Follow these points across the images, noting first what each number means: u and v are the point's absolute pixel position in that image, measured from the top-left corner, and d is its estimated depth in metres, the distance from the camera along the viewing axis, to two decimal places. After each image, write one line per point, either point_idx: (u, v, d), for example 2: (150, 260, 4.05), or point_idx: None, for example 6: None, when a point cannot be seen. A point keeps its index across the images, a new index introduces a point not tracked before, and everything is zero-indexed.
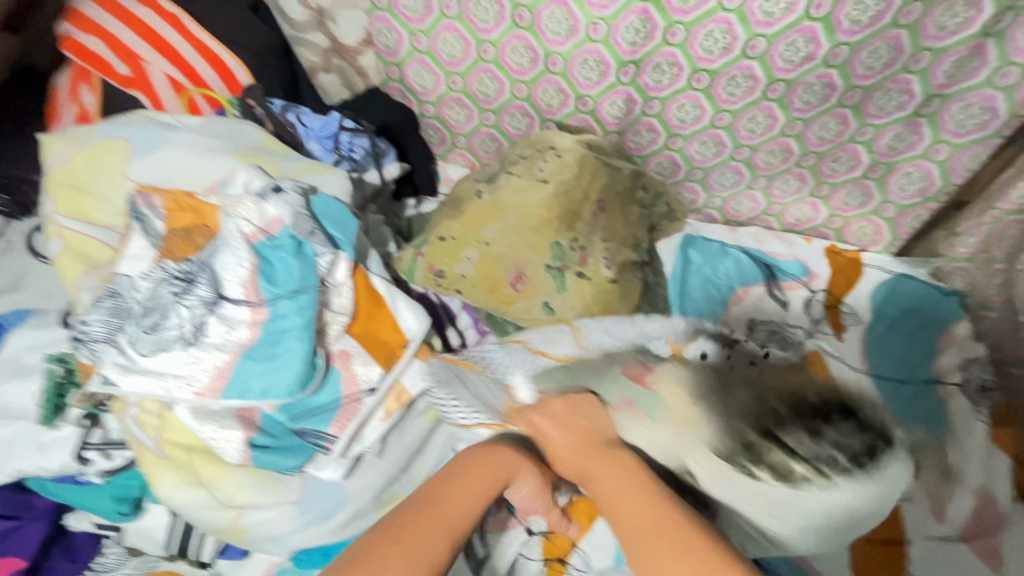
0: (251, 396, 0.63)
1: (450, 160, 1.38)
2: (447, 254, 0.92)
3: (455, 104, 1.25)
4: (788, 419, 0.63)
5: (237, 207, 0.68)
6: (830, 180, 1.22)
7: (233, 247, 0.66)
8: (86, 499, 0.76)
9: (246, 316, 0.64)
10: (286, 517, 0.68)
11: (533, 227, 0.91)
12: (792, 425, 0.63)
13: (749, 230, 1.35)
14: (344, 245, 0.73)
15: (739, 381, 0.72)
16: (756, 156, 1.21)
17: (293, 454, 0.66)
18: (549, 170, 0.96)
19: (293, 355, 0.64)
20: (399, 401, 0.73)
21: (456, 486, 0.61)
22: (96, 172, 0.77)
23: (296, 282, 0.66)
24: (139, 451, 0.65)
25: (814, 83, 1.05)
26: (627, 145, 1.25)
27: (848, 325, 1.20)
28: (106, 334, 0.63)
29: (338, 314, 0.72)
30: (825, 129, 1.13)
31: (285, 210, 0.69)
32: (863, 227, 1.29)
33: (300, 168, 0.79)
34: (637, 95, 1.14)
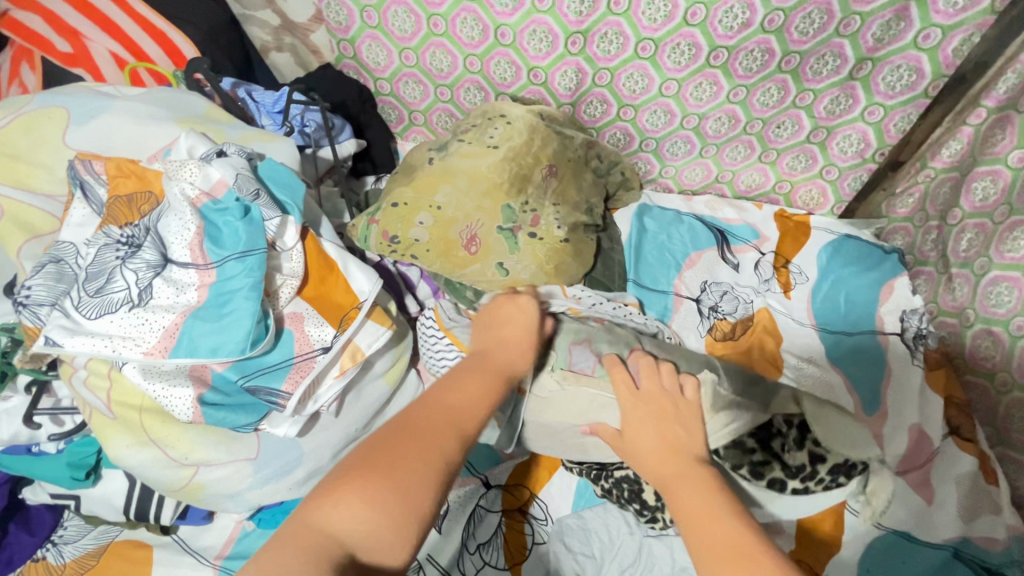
0: (201, 354, 0.63)
1: (409, 138, 1.39)
2: (400, 219, 0.93)
3: (410, 80, 1.26)
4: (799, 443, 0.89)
5: (181, 171, 0.69)
6: (775, 146, 1.27)
7: (176, 210, 0.66)
8: (41, 466, 0.75)
9: (193, 279, 0.66)
10: (242, 474, 0.69)
11: (484, 189, 0.94)
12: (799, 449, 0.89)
13: (703, 198, 1.40)
14: (291, 209, 0.74)
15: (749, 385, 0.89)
16: (704, 124, 1.25)
17: (246, 412, 0.67)
18: (499, 136, 0.99)
19: (241, 314, 0.65)
20: (354, 360, 0.75)
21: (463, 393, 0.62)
22: (34, 141, 0.76)
23: (243, 242, 0.67)
24: (89, 413, 0.66)
25: (754, 49, 1.09)
26: (581, 117, 1.28)
27: (795, 284, 1.25)
28: (51, 298, 0.63)
29: (289, 277, 0.74)
30: (768, 95, 1.17)
31: (228, 172, 0.70)
32: (809, 191, 1.35)
33: (245, 136, 0.79)
34: (586, 65, 1.16)
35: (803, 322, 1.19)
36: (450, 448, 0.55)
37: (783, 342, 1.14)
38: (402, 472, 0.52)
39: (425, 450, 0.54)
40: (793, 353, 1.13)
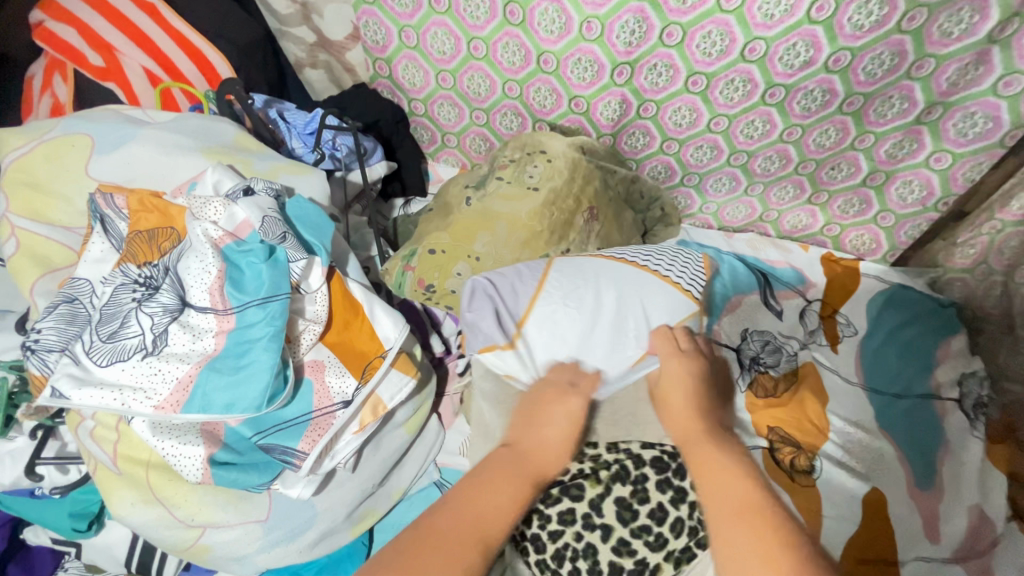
0: (214, 411, 0.59)
1: (440, 159, 1.35)
2: (438, 268, 0.88)
3: (445, 102, 1.22)
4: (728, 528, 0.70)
5: (205, 209, 0.65)
6: (827, 188, 1.20)
7: (198, 251, 0.62)
8: (46, 512, 0.72)
9: (212, 325, 0.62)
10: (251, 538, 0.64)
11: (524, 240, 0.89)
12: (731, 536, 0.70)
13: (745, 236, 1.34)
14: (318, 250, 0.70)
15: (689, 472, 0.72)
16: (753, 162, 1.18)
17: (259, 472, 0.62)
18: (539, 176, 0.94)
19: (260, 366, 0.61)
20: (374, 414, 0.69)
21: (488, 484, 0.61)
22: (54, 168, 0.73)
23: (266, 288, 0.62)
24: (94, 466, 0.61)
25: (815, 88, 1.02)
26: (621, 148, 1.22)
27: (844, 336, 1.16)
28: (61, 342, 0.59)
29: (312, 323, 0.69)
30: (824, 136, 1.10)
31: (255, 213, 0.65)
32: (861, 236, 1.27)
33: (274, 168, 0.75)
34: (631, 97, 1.10)
35: (851, 380, 1.09)
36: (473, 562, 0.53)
37: (828, 402, 1.05)
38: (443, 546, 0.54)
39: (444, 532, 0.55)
40: (840, 414, 1.04)
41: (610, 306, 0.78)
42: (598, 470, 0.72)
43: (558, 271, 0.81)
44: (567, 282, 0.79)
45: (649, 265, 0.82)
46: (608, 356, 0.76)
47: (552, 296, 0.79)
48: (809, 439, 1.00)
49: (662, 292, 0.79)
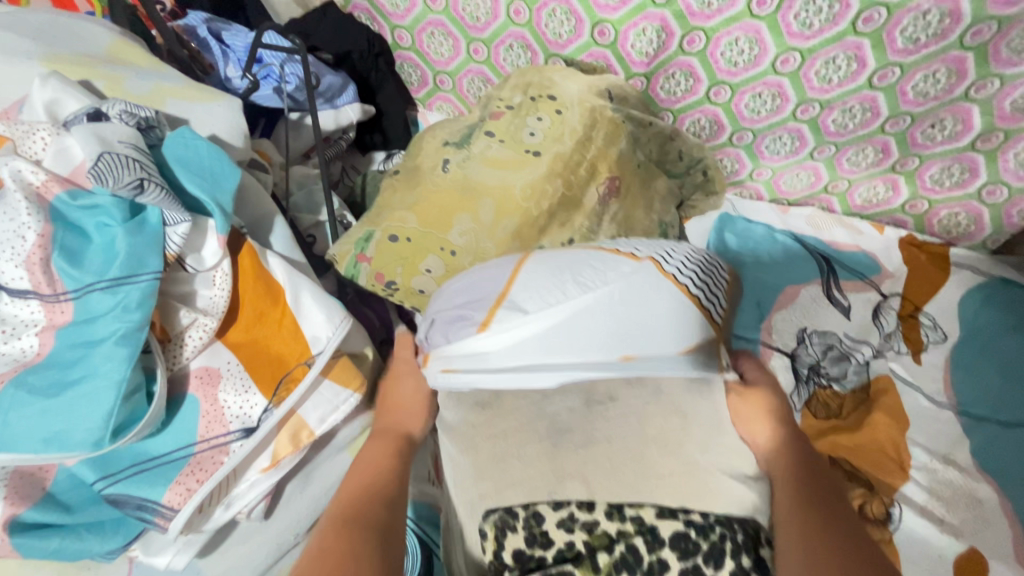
0: (28, 450, 0.40)
1: (432, 106, 1.10)
2: (399, 259, 0.66)
3: (437, 30, 0.98)
4: None
5: (30, 143, 0.44)
6: (920, 152, 0.94)
7: (8, 205, 0.41)
8: None
9: (37, 317, 0.42)
10: None
11: (517, 229, 0.67)
12: None
13: (804, 211, 1.07)
14: (210, 209, 0.47)
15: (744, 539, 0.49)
16: (826, 115, 0.92)
17: (104, 536, 0.47)
18: (543, 134, 0.69)
19: (102, 382, 0.40)
20: (294, 444, 0.50)
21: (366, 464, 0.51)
22: None
23: (117, 263, 0.42)
24: None
25: (929, 10, 0.75)
26: (655, 94, 0.96)
27: (928, 343, 0.91)
28: None
29: (202, 315, 0.48)
30: (930, 80, 0.83)
31: (94, 151, 0.42)
32: (954, 214, 1.01)
33: (158, 90, 0.53)
34: (674, 23, 0.85)
35: (938, 400, 0.86)
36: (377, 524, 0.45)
37: (907, 428, 0.83)
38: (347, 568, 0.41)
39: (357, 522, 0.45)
40: (922, 444, 0.82)
41: (609, 303, 0.52)
42: (595, 552, 0.49)
43: (536, 265, 0.56)
44: (544, 276, 0.54)
45: (665, 262, 0.56)
46: (587, 369, 0.50)
47: (524, 291, 0.54)
48: (886, 478, 0.79)
49: (677, 298, 0.53)
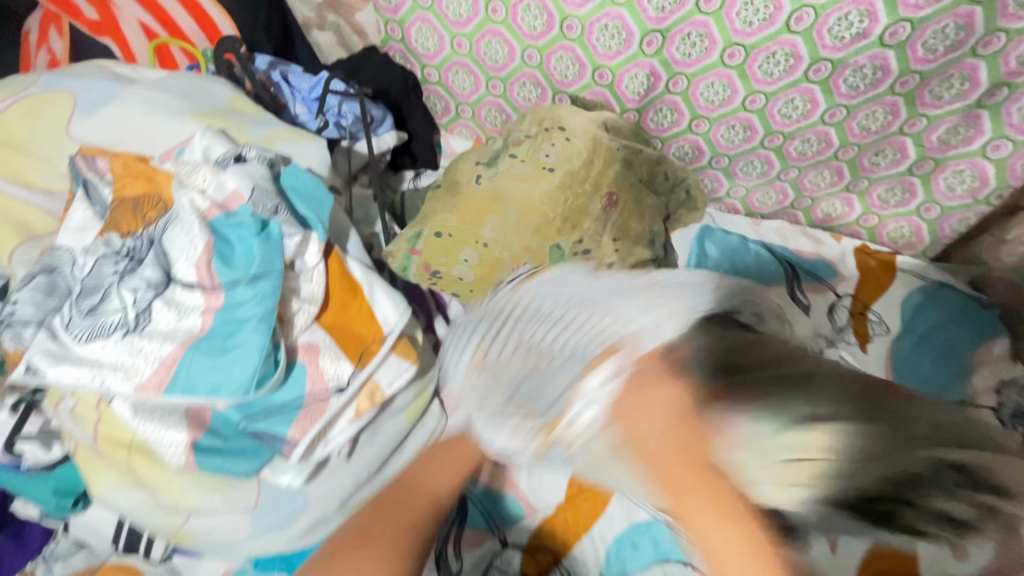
0: (199, 394, 0.56)
1: (454, 131, 1.27)
2: (443, 252, 0.82)
3: (460, 69, 1.15)
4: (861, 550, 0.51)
5: (194, 176, 0.60)
6: (868, 175, 1.12)
7: (184, 222, 0.58)
8: (27, 488, 0.62)
9: (199, 302, 0.57)
10: (239, 524, 0.61)
11: (536, 224, 0.82)
12: None
13: (773, 224, 1.25)
14: (315, 225, 0.65)
15: None
16: (789, 145, 1.10)
17: (247, 458, 0.59)
18: (556, 156, 0.87)
19: (249, 348, 0.57)
20: (371, 401, 0.66)
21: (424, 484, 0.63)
22: (39, 126, 0.66)
23: (257, 264, 0.58)
24: (73, 445, 0.58)
25: (865, 64, 0.93)
26: (646, 125, 1.13)
27: (874, 335, 1.09)
28: (36, 316, 0.55)
29: (307, 303, 0.65)
30: (871, 118, 1.01)
31: (246, 183, 0.60)
32: (900, 228, 1.18)
33: (270, 135, 0.69)
34: (661, 69, 1.03)
35: None
36: None
37: None
38: None
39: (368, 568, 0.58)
40: None
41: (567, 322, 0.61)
42: None
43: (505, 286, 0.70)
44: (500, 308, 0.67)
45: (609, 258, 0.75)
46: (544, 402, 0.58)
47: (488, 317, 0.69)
48: None
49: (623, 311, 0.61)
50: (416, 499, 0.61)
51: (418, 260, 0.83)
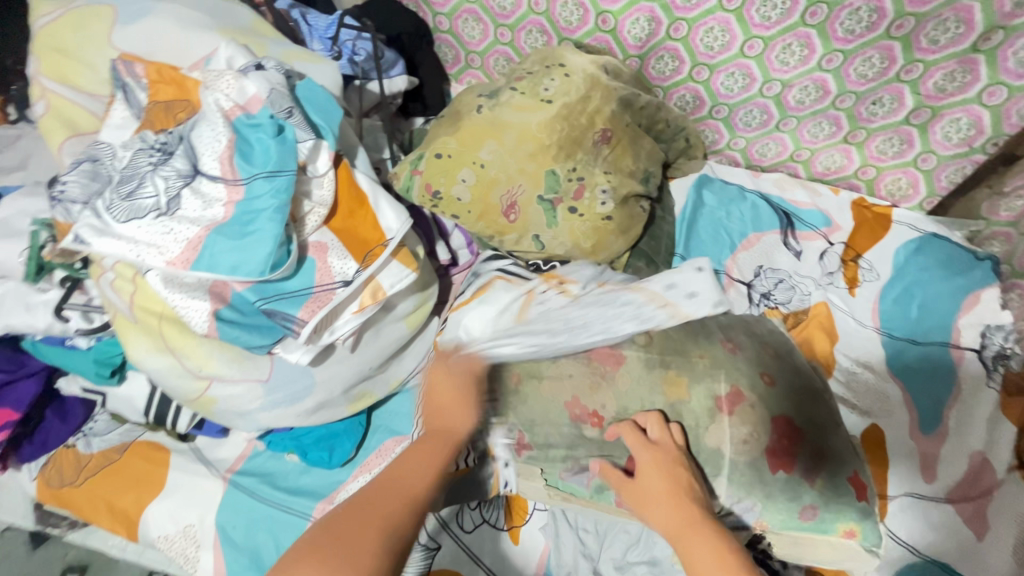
0: (221, 271, 0.63)
1: (463, 81, 1.33)
2: (443, 173, 0.87)
3: (470, 17, 1.20)
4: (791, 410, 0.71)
5: (218, 81, 0.67)
6: (867, 125, 1.11)
7: (210, 121, 0.65)
8: (72, 359, 0.71)
9: (221, 194, 0.64)
10: (253, 395, 0.70)
11: (531, 150, 0.87)
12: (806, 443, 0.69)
13: (772, 176, 1.24)
14: (326, 134, 0.71)
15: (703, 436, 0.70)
16: (787, 93, 1.11)
17: (261, 333, 0.67)
18: (555, 89, 0.91)
19: (264, 235, 0.64)
20: (374, 298, 0.72)
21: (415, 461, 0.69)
22: (81, 36, 0.72)
23: (273, 162, 0.65)
24: (113, 314, 0.67)
25: (861, 7, 0.96)
26: (648, 73, 1.17)
27: (863, 280, 1.10)
28: (84, 196, 0.63)
29: (317, 205, 0.71)
30: (868, 65, 1.02)
31: (264, 87, 0.67)
32: (897, 179, 1.16)
33: (288, 54, 0.75)
34: (661, 14, 1.06)
35: (865, 323, 1.06)
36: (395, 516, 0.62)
37: (836, 341, 1.04)
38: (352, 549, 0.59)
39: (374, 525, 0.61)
40: (848, 354, 1.03)
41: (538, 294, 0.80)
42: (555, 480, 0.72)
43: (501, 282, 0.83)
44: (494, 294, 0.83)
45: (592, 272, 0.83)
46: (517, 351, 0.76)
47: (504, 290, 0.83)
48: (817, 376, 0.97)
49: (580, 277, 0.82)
50: (394, 495, 0.65)
51: (421, 182, 0.88)
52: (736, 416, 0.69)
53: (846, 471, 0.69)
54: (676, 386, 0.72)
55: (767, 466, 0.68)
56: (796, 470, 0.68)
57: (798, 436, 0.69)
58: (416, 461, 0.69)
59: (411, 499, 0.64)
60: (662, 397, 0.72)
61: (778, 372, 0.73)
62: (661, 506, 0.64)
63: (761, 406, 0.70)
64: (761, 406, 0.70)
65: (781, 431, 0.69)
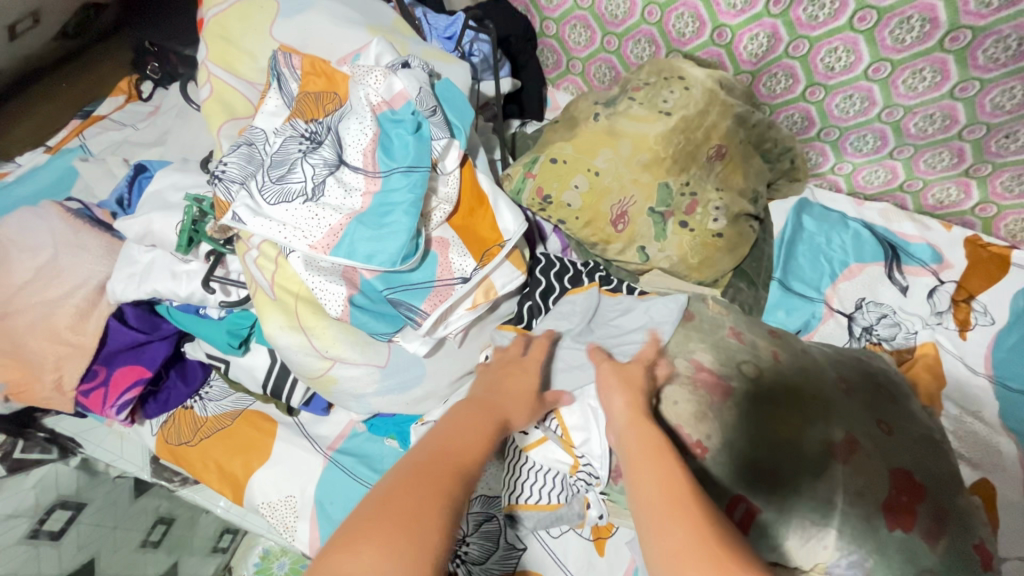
0: (357, 259, 0.65)
1: (561, 87, 1.34)
2: (557, 178, 0.88)
3: (578, 23, 1.21)
4: (910, 464, 0.66)
5: (368, 77, 0.70)
6: (994, 160, 1.01)
7: (358, 113, 0.68)
8: (205, 329, 0.76)
9: (361, 184, 0.67)
10: (370, 378, 0.72)
11: (646, 162, 0.86)
12: (929, 504, 0.63)
13: (877, 206, 1.16)
14: (458, 134, 0.73)
15: (813, 486, 0.64)
16: (908, 120, 1.03)
17: (385, 322, 0.69)
18: (674, 102, 0.89)
19: (398, 228, 0.65)
20: (486, 297, 0.73)
21: (461, 436, 0.54)
22: (243, 26, 0.78)
23: (412, 157, 0.66)
24: (254, 290, 0.71)
25: (1010, 34, 0.87)
26: (757, 90, 1.13)
27: (976, 324, 1.01)
28: (241, 177, 0.68)
29: (443, 202, 0.72)
30: (1007, 96, 0.93)
31: (411, 85, 0.70)
32: (1021, 221, 1.05)
33: (426, 53, 0.79)
34: (783, 30, 1.02)
35: (975, 369, 0.97)
36: (456, 488, 0.49)
37: (943, 385, 0.96)
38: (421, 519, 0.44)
39: (432, 486, 0.47)
40: (953, 401, 0.95)
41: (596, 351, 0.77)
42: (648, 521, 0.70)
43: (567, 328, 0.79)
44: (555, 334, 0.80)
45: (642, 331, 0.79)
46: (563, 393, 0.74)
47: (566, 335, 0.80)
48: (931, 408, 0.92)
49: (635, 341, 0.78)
50: (449, 458, 0.51)
51: (533, 185, 0.90)
52: (851, 464, 0.64)
53: (973, 538, 0.63)
54: (785, 426, 0.67)
55: (883, 522, 0.62)
56: (917, 530, 0.62)
57: (919, 492, 0.64)
58: (463, 431, 0.56)
59: (462, 465, 0.51)
60: (768, 432, 0.67)
61: (896, 422, 0.70)
62: (621, 432, 0.60)
63: (878, 455, 0.65)
64: (877, 454, 0.65)
65: (899, 485, 0.64)
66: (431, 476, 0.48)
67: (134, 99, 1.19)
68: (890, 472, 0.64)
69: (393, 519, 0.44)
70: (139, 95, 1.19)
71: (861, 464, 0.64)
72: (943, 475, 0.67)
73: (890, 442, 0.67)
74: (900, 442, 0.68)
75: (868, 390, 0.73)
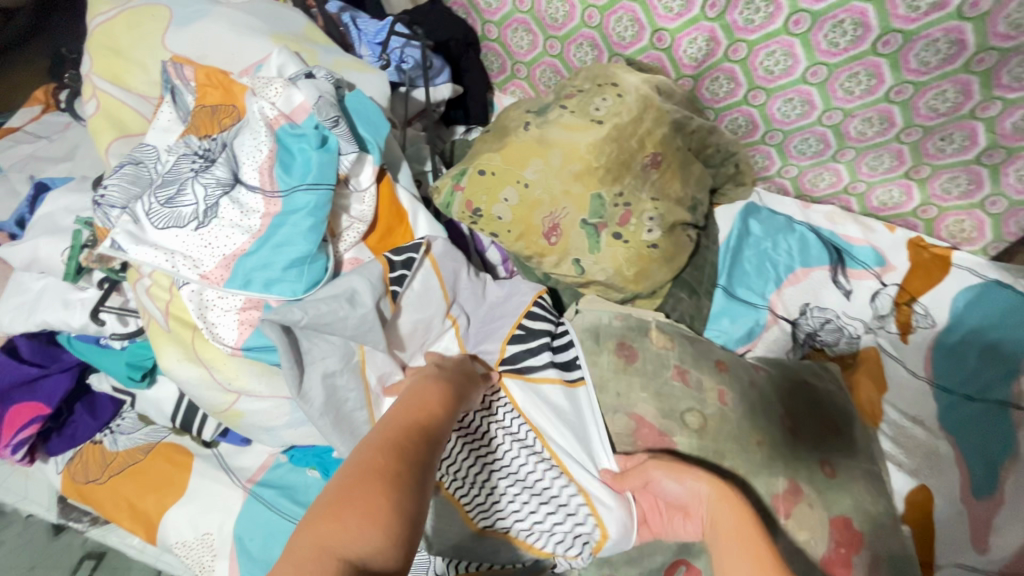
0: (255, 289, 0.62)
1: (508, 91, 1.30)
2: (486, 190, 0.84)
3: (519, 27, 1.18)
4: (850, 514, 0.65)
5: (266, 88, 0.67)
6: (932, 162, 1.00)
7: (253, 128, 0.64)
8: (105, 361, 0.71)
9: (259, 206, 0.63)
10: (279, 411, 0.68)
11: (577, 172, 0.84)
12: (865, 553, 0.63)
13: (823, 209, 1.13)
14: (371, 147, 0.70)
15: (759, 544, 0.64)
16: (847, 123, 1.02)
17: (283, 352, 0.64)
18: (606, 109, 0.87)
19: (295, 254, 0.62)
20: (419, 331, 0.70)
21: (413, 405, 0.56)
22: (136, 36, 0.75)
23: (313, 174, 0.62)
24: (148, 321, 0.67)
25: (940, 38, 0.86)
26: (700, 94, 1.10)
27: (917, 326, 0.97)
28: (123, 201, 0.64)
29: (356, 220, 0.71)
30: (941, 99, 0.92)
31: (311, 95, 0.66)
32: (960, 221, 1.03)
33: (338, 63, 0.75)
34: (721, 33, 1.00)
35: (916, 373, 0.93)
36: (422, 452, 0.51)
37: (885, 391, 0.93)
38: (393, 484, 0.46)
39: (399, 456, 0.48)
40: (897, 405, 0.91)
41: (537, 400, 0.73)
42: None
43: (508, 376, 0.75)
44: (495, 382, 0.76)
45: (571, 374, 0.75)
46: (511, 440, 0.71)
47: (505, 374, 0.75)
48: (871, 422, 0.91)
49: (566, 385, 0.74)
50: (412, 427, 0.53)
51: (462, 199, 0.86)
52: (795, 518, 0.64)
53: None
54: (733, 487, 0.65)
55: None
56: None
57: (859, 544, 0.63)
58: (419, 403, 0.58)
59: (423, 435, 0.53)
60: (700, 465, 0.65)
61: (838, 462, 0.68)
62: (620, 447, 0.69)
63: (819, 504, 0.65)
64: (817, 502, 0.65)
65: (839, 535, 0.63)
66: (403, 448, 0.50)
67: (51, 109, 1.10)
68: (832, 524, 0.64)
69: (367, 490, 0.44)
70: (57, 105, 1.10)
71: (801, 519, 0.64)
72: (878, 514, 0.66)
73: (837, 490, 0.66)
74: (845, 487, 0.66)
75: (816, 425, 0.71)
